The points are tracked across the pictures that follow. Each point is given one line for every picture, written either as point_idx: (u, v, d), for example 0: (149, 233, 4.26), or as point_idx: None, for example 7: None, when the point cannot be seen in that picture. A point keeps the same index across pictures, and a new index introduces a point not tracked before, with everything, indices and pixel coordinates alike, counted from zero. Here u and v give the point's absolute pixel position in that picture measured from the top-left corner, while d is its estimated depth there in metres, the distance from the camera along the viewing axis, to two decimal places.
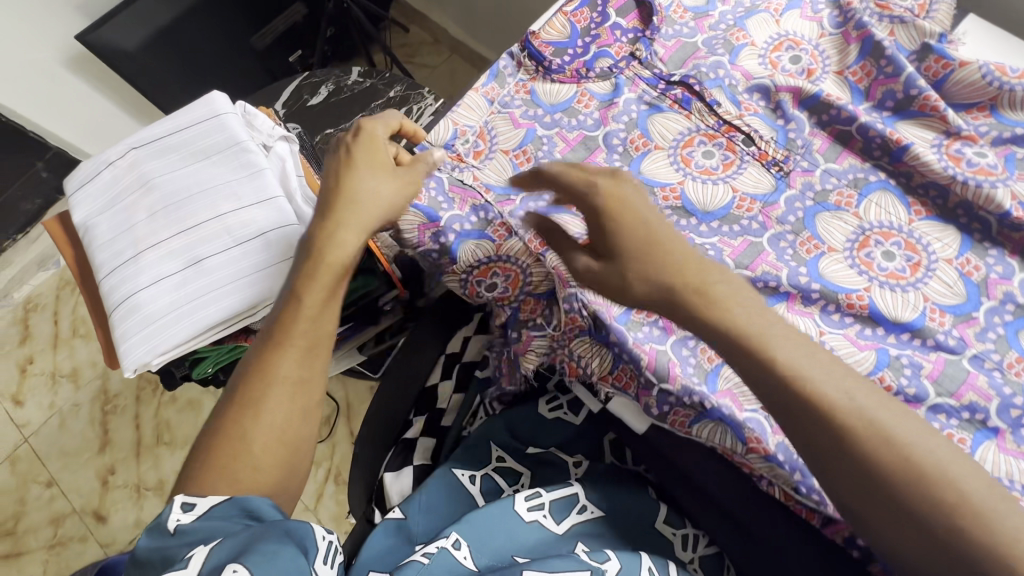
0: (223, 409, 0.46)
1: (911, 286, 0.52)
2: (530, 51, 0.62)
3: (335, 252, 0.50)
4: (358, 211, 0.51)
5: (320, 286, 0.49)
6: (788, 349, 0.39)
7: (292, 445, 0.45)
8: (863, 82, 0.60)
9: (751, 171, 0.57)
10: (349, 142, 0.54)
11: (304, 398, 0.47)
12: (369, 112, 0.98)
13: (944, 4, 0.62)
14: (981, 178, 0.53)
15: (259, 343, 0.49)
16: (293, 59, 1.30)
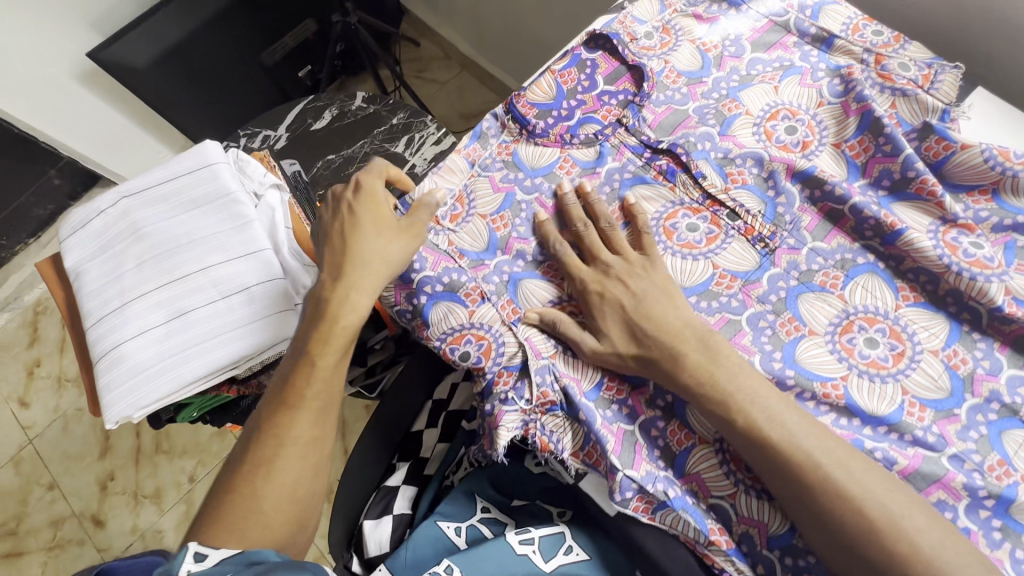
0: (235, 466, 0.50)
1: (891, 377, 0.51)
2: (515, 114, 0.62)
3: (348, 316, 0.53)
4: (364, 273, 0.53)
5: (333, 349, 0.53)
6: (763, 428, 0.47)
7: (303, 501, 0.50)
8: (861, 156, 0.58)
9: (736, 246, 0.57)
10: (351, 200, 0.57)
11: (315, 455, 0.51)
12: (372, 139, 1.14)
13: (950, 76, 0.59)
14: (977, 270, 0.52)
15: (268, 402, 0.52)
16: (301, 73, 1.54)
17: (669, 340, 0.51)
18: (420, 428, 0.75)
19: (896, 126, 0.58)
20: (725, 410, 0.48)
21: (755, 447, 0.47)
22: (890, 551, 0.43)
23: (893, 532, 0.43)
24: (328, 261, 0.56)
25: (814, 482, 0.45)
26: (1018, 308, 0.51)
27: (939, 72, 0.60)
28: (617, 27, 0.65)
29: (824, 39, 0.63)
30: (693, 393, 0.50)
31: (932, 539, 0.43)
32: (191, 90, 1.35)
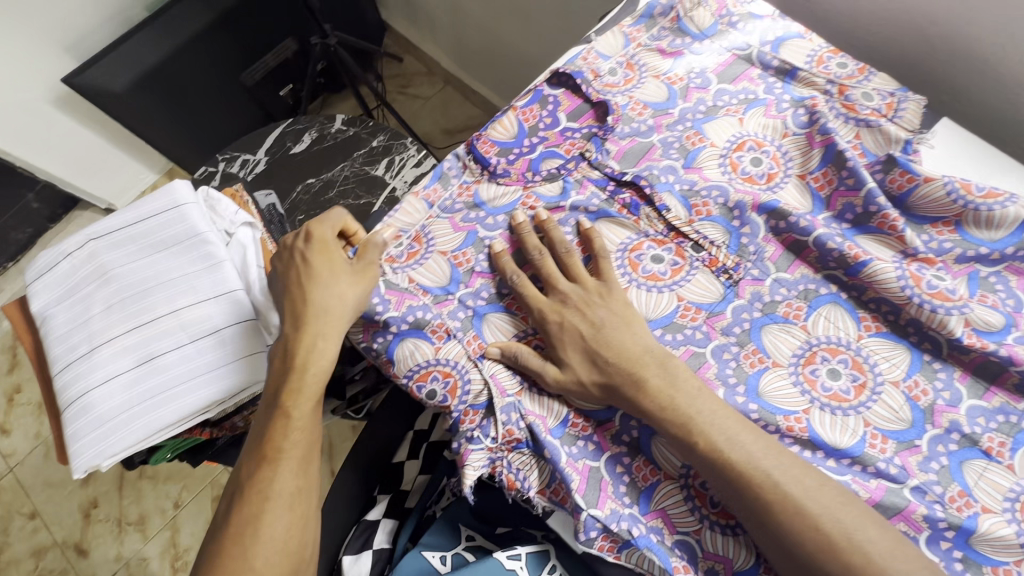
0: (222, 529, 0.50)
1: (853, 409, 0.52)
2: (475, 155, 0.63)
3: (317, 363, 0.54)
4: (327, 322, 0.54)
5: (307, 397, 0.54)
6: (726, 465, 0.47)
7: (295, 554, 0.50)
8: (825, 188, 0.59)
9: (700, 277, 0.58)
10: (302, 249, 0.58)
11: (302, 505, 0.51)
12: (352, 162, 1.14)
13: (913, 103, 0.61)
14: (938, 302, 0.52)
15: (247, 459, 0.53)
16: (284, 92, 1.51)
17: (633, 370, 0.52)
18: (400, 459, 0.73)
19: (859, 159, 0.58)
20: (686, 431, 0.49)
21: (719, 476, 0.48)
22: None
23: (856, 556, 0.44)
24: (289, 313, 0.56)
25: (780, 511, 0.45)
26: (978, 339, 0.52)
27: (902, 101, 0.61)
28: (581, 63, 0.65)
29: (788, 71, 0.64)
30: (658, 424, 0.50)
31: (891, 561, 0.44)
32: (170, 114, 1.35)
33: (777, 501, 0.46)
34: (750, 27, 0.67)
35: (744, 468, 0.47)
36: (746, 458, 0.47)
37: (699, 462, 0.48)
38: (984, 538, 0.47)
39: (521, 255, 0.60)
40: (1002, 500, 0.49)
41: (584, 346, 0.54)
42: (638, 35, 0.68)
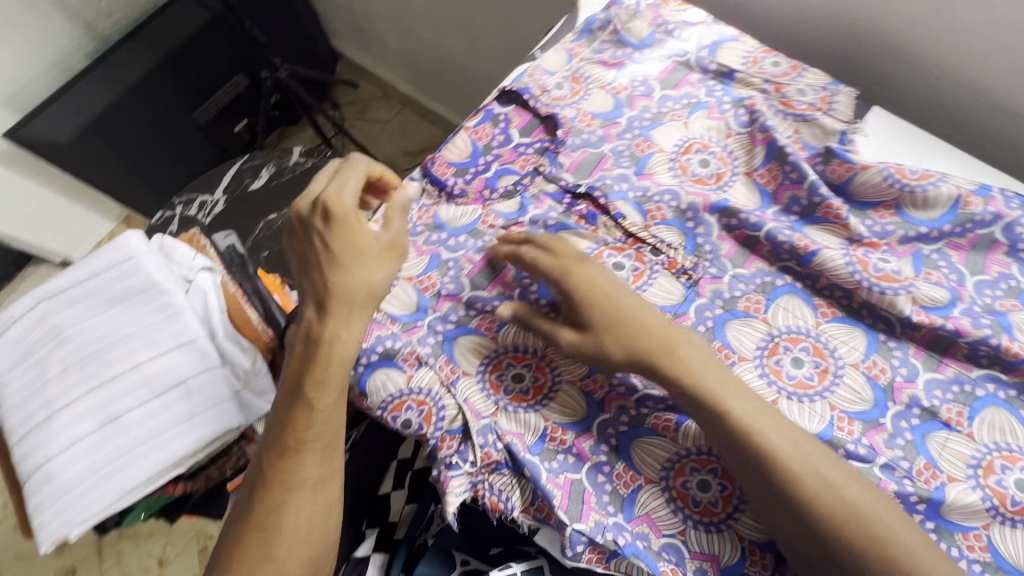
0: (245, 517, 0.51)
1: (817, 395, 0.54)
2: (432, 177, 0.64)
3: (342, 351, 0.53)
4: (355, 307, 0.54)
5: (331, 388, 0.52)
6: (770, 437, 0.48)
7: (319, 542, 0.50)
8: (771, 183, 0.61)
9: (662, 281, 0.59)
10: (323, 228, 0.55)
11: (325, 494, 0.51)
12: None
13: (845, 96, 0.64)
14: (886, 284, 0.55)
15: (267, 449, 0.52)
16: (238, 129, 1.50)
17: (664, 342, 0.52)
18: (387, 491, 0.70)
19: (799, 153, 0.61)
20: (710, 402, 0.49)
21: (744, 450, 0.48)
22: (883, 554, 0.44)
23: (871, 527, 0.45)
24: (309, 292, 0.55)
25: (808, 483, 0.46)
26: (926, 315, 0.54)
27: (834, 94, 0.64)
28: (528, 80, 0.67)
29: (725, 74, 0.67)
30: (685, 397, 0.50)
31: (895, 533, 0.45)
32: (123, 159, 1.32)
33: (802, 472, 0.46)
34: (686, 34, 0.69)
35: (772, 441, 0.47)
36: (761, 432, 0.48)
37: (721, 438, 0.49)
38: (953, 507, 0.49)
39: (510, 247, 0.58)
40: (965, 468, 0.51)
41: (606, 323, 0.53)
42: (580, 50, 0.69)
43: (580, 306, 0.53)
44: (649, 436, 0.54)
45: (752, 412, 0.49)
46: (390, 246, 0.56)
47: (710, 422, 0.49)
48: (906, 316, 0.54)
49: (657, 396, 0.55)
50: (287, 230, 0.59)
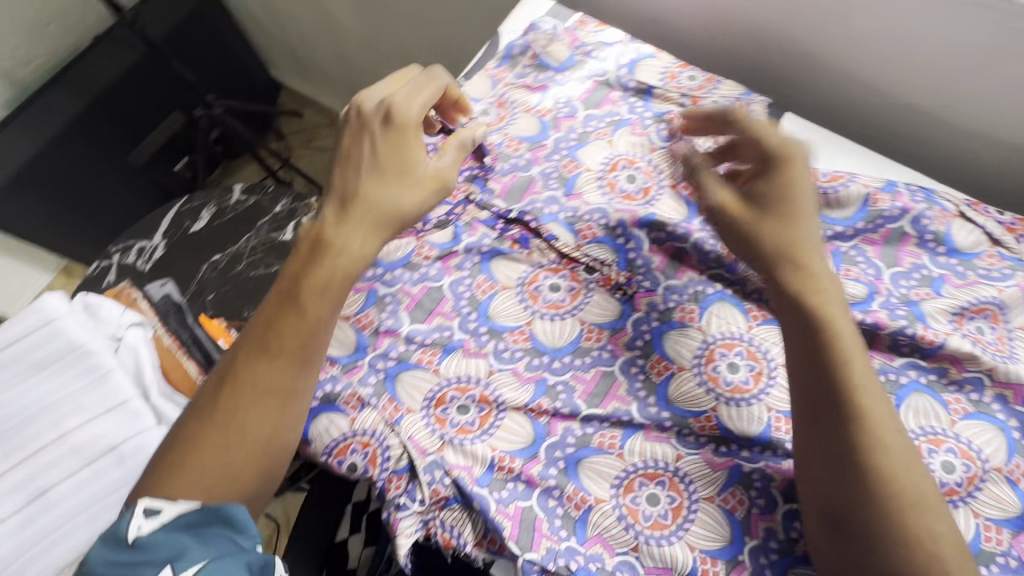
0: (205, 407, 0.48)
1: (754, 398, 0.55)
2: None
3: (349, 258, 0.51)
4: (375, 222, 0.51)
5: (328, 297, 0.50)
6: (878, 404, 0.47)
7: (272, 456, 0.48)
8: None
9: (598, 298, 0.60)
10: (379, 130, 0.53)
11: (291, 409, 0.49)
12: (258, 231, 1.12)
13: (757, 104, 0.67)
14: None
15: (249, 347, 0.50)
16: (178, 168, 1.46)
17: (789, 239, 0.51)
18: (343, 537, 0.68)
19: (719, 163, 0.63)
20: (833, 337, 0.49)
21: (829, 388, 0.47)
22: (909, 527, 0.43)
23: (902, 508, 0.44)
24: (334, 187, 0.53)
25: (896, 458, 0.45)
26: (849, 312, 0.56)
27: (749, 104, 0.67)
28: None
29: (645, 90, 0.69)
30: (806, 324, 0.49)
31: (928, 521, 0.43)
32: (53, 209, 1.25)
33: (868, 439, 0.45)
34: (604, 54, 0.71)
35: (861, 384, 0.47)
36: (867, 389, 0.47)
37: (807, 371, 0.49)
38: None
39: (716, 124, 0.59)
40: None
41: (780, 212, 0.52)
42: (503, 76, 0.70)
43: (771, 174, 0.53)
44: (595, 455, 0.54)
45: (859, 361, 0.48)
46: (434, 178, 0.53)
47: (823, 345, 0.48)
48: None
49: (601, 415, 0.55)
50: (340, 123, 0.57)
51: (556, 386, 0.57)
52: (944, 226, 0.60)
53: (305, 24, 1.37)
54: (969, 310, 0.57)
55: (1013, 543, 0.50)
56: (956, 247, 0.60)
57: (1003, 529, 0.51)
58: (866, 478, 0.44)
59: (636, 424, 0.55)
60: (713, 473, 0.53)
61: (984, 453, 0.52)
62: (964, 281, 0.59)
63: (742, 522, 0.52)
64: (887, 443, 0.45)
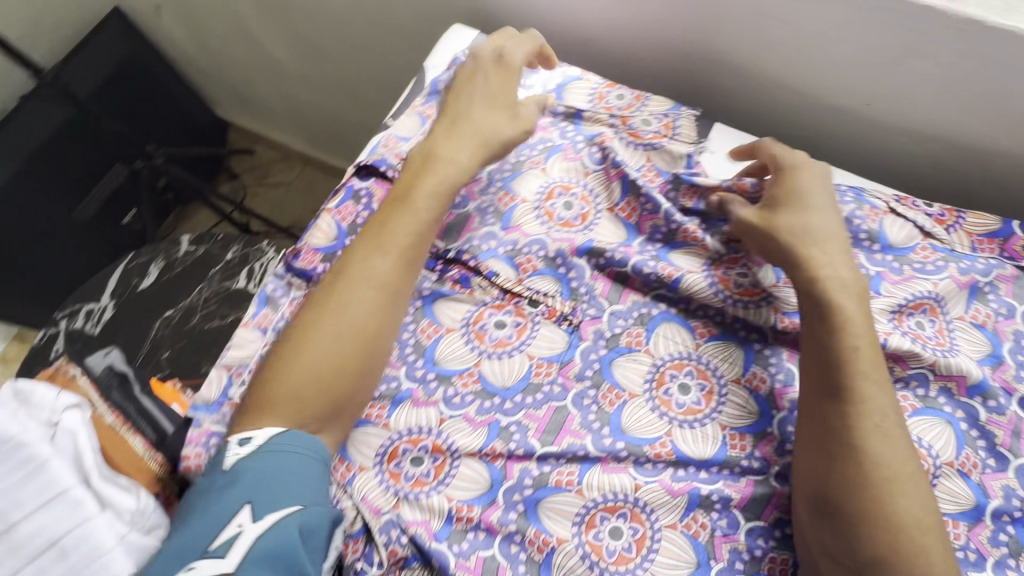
0: (319, 296, 0.54)
1: (707, 418, 0.55)
2: (297, 269, 0.62)
3: (451, 170, 0.59)
4: (467, 139, 0.60)
5: (432, 197, 0.57)
6: (874, 390, 0.49)
7: (366, 349, 0.53)
8: (632, 216, 0.63)
9: (545, 330, 0.59)
10: (492, 69, 0.64)
11: (391, 297, 0.54)
12: (209, 282, 1.09)
13: (686, 118, 0.68)
14: (746, 300, 0.59)
15: (361, 242, 0.56)
16: (128, 220, 1.37)
17: (802, 223, 0.55)
18: None
19: (652, 184, 0.63)
20: (840, 318, 0.52)
21: (836, 370, 0.50)
22: (897, 511, 0.46)
23: (890, 496, 0.46)
24: (448, 108, 0.63)
25: (895, 439, 0.48)
26: (790, 320, 0.58)
27: (676, 119, 0.68)
28: (383, 151, 0.67)
29: (574, 114, 0.68)
30: (817, 311, 0.53)
31: (912, 509, 0.46)
32: None
33: (867, 426, 0.48)
34: (529, 82, 0.71)
35: (867, 372, 0.50)
36: (866, 370, 0.50)
37: (814, 347, 0.52)
38: None
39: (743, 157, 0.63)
40: None
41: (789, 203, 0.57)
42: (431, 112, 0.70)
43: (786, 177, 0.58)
44: (554, 494, 0.53)
45: (865, 343, 0.51)
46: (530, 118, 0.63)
47: (831, 327, 0.52)
48: (771, 324, 0.58)
49: (556, 452, 0.54)
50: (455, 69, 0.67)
51: (510, 427, 0.56)
52: (875, 225, 0.61)
53: (242, 65, 1.34)
54: (907, 306, 0.57)
55: (969, 536, 0.51)
56: (891, 243, 0.61)
57: (959, 523, 0.51)
58: (861, 463, 0.47)
59: (592, 457, 0.54)
60: (672, 500, 0.52)
61: (935, 449, 0.53)
62: (901, 277, 0.59)
63: (706, 545, 0.52)
64: (885, 431, 0.48)
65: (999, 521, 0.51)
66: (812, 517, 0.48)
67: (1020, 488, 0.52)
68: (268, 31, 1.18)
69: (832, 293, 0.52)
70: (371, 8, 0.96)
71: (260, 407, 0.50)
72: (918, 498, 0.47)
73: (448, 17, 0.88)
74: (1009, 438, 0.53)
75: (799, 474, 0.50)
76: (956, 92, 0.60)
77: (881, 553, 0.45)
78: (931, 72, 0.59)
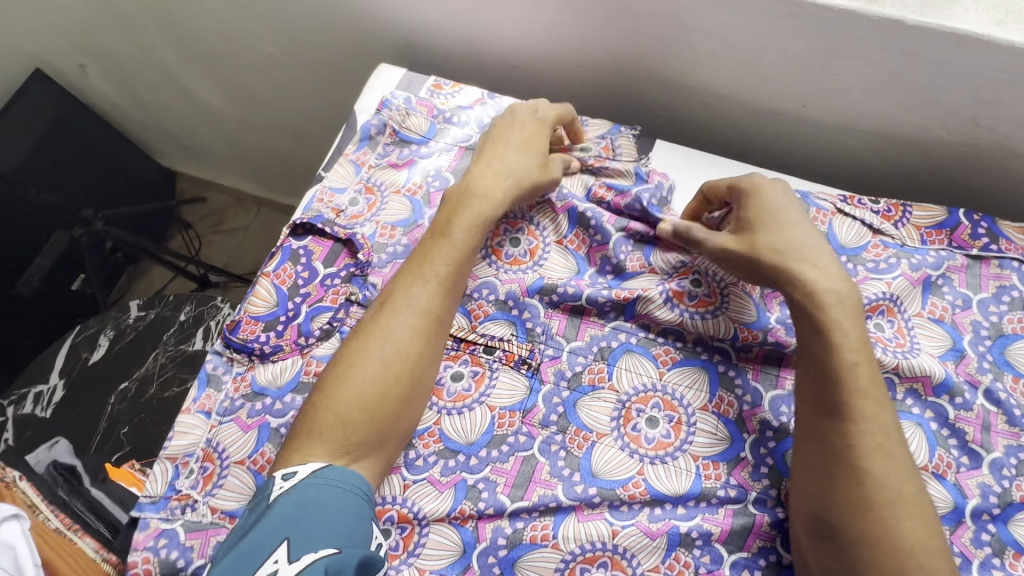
0: (364, 327, 0.54)
1: (678, 450, 0.54)
2: (236, 344, 0.59)
3: (487, 205, 0.58)
4: (501, 174, 0.59)
5: (467, 226, 0.57)
6: (878, 413, 0.47)
7: (411, 377, 0.52)
8: (581, 247, 0.62)
9: (504, 376, 0.57)
10: (529, 116, 0.63)
11: (433, 324, 0.54)
12: (164, 348, 1.01)
13: (624, 137, 0.68)
14: (703, 311, 0.58)
15: (402, 274, 0.56)
16: (77, 285, 1.29)
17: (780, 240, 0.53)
18: None
19: (603, 214, 0.62)
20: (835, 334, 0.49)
21: (835, 389, 0.48)
22: (907, 533, 0.44)
23: (893, 518, 0.45)
24: (481, 156, 0.61)
25: (897, 459, 0.46)
26: (750, 330, 0.57)
27: (615, 140, 0.67)
28: (319, 206, 0.65)
29: None
30: (815, 329, 0.50)
31: (916, 531, 0.44)
32: None
33: (868, 445, 0.46)
34: (464, 117, 0.69)
35: (867, 390, 0.48)
36: (866, 392, 0.48)
37: (810, 364, 0.50)
38: None
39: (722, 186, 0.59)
40: None
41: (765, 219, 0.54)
42: (365, 159, 0.68)
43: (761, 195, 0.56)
44: (530, 552, 0.51)
45: (864, 363, 0.49)
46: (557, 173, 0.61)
47: (828, 345, 0.49)
48: (732, 338, 0.57)
49: (527, 506, 0.52)
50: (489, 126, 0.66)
51: (477, 485, 0.53)
52: (824, 228, 0.61)
53: (179, 115, 1.29)
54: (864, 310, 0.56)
55: (953, 540, 0.50)
56: (841, 244, 0.60)
57: (942, 527, 0.50)
58: (863, 484, 0.45)
59: (565, 506, 0.52)
60: (652, 543, 0.50)
61: None
62: (856, 278, 0.58)
63: None
64: (886, 449, 0.46)
65: (979, 520, 0.50)
66: (811, 539, 0.47)
67: (996, 484, 0.51)
68: (200, 80, 1.13)
69: (828, 310, 0.50)
70: (298, 51, 0.94)
71: (308, 434, 0.48)
72: (923, 521, 0.45)
73: (376, 53, 0.85)
74: (980, 433, 0.53)
75: (795, 494, 0.49)
76: (887, 89, 0.59)
77: None
78: (861, 71, 0.58)
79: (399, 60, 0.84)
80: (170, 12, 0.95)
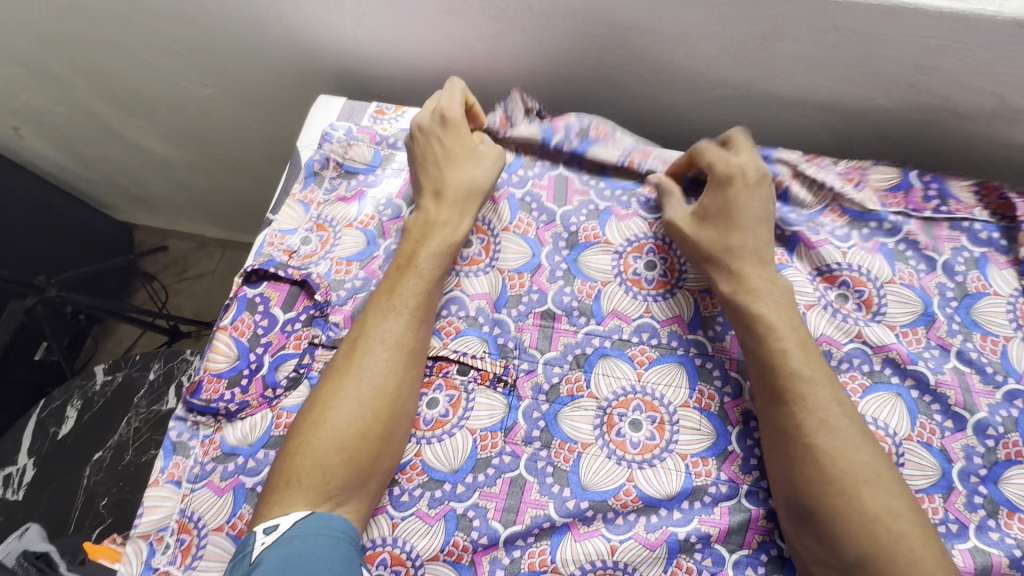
0: (336, 366, 0.52)
1: (664, 451, 0.53)
2: (200, 407, 0.56)
3: (447, 232, 0.56)
4: (461, 198, 0.58)
5: (434, 253, 0.55)
6: (817, 393, 0.48)
7: (392, 414, 0.50)
8: (530, 230, 0.62)
9: (481, 398, 0.55)
10: (441, 132, 0.59)
11: (410, 357, 0.52)
12: (134, 410, 0.94)
13: (513, 101, 0.65)
14: (661, 291, 0.59)
15: (372, 308, 0.54)
16: (39, 355, 1.23)
17: (723, 242, 0.54)
18: None
19: (538, 191, 0.64)
20: (751, 321, 0.51)
21: (771, 373, 0.49)
22: (862, 503, 0.44)
23: (853, 487, 0.45)
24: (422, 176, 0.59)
25: (836, 426, 0.47)
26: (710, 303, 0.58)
27: (508, 109, 0.65)
28: (270, 250, 0.63)
29: None
30: (739, 320, 0.52)
31: (875, 497, 0.45)
32: None
33: (811, 423, 0.47)
34: None
35: (800, 370, 0.49)
36: (798, 373, 0.49)
37: (753, 360, 0.51)
38: None
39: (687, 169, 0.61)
40: None
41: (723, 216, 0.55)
42: (313, 196, 0.66)
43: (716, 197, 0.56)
44: None
45: (797, 346, 0.50)
46: (491, 151, 0.60)
47: (759, 338, 0.51)
48: (696, 312, 0.58)
49: (521, 531, 0.51)
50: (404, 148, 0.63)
51: (467, 513, 0.51)
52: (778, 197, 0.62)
53: (125, 166, 1.24)
54: (820, 281, 0.58)
55: (947, 507, 0.50)
56: (794, 208, 0.61)
57: (934, 496, 0.50)
58: (818, 461, 0.46)
59: (560, 525, 0.51)
60: (653, 553, 0.50)
61: (891, 428, 0.52)
62: (817, 237, 0.59)
63: None
64: (830, 423, 0.47)
65: (969, 483, 0.50)
66: (794, 526, 0.47)
67: (980, 445, 0.51)
68: (141, 129, 1.09)
69: (752, 299, 0.52)
70: (237, 89, 0.91)
71: (286, 485, 0.47)
72: (881, 486, 0.45)
73: (318, 84, 0.83)
74: (961, 395, 0.53)
75: (773, 479, 0.49)
76: (825, 65, 0.60)
77: (865, 548, 0.44)
78: (799, 50, 0.58)
79: (342, 87, 0.82)
80: (97, 65, 0.92)
